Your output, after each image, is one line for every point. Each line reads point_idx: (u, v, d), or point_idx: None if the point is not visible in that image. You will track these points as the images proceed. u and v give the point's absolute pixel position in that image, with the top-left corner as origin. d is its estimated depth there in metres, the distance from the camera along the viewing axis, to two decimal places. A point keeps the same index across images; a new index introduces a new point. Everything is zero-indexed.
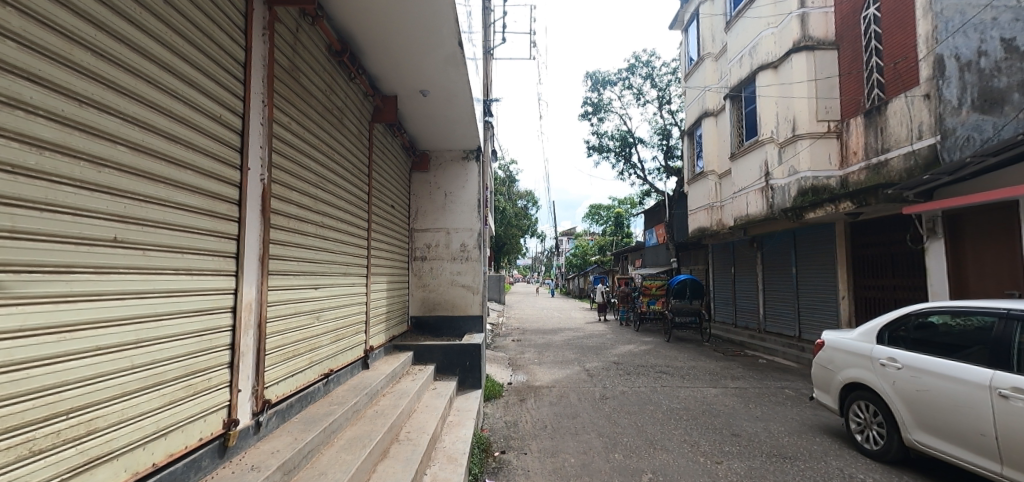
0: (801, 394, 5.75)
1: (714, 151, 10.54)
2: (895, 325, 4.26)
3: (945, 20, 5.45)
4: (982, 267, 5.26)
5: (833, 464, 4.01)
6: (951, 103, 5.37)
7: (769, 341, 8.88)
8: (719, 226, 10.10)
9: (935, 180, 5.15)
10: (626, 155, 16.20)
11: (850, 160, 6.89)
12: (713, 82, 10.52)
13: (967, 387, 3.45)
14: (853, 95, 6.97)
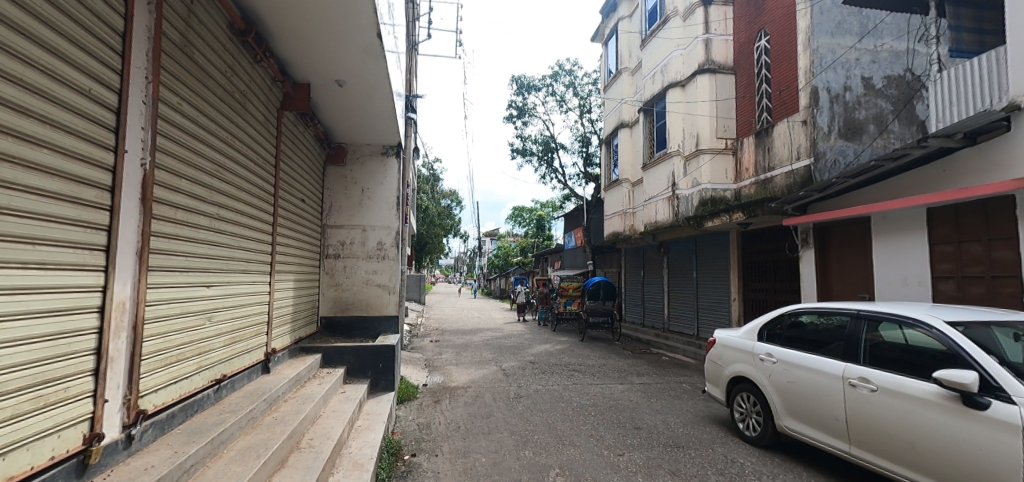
0: (696, 388, 6.25)
1: (628, 160, 11.14)
2: (772, 324, 4.77)
3: (820, 56, 6.24)
4: (842, 273, 6.05)
5: (720, 451, 4.38)
6: (823, 129, 6.12)
7: (672, 339, 9.56)
8: (631, 231, 10.70)
9: (809, 197, 5.86)
10: (548, 160, 16.67)
11: (744, 175, 7.61)
12: (630, 95, 11.14)
13: (825, 377, 3.97)
14: (746, 116, 7.70)
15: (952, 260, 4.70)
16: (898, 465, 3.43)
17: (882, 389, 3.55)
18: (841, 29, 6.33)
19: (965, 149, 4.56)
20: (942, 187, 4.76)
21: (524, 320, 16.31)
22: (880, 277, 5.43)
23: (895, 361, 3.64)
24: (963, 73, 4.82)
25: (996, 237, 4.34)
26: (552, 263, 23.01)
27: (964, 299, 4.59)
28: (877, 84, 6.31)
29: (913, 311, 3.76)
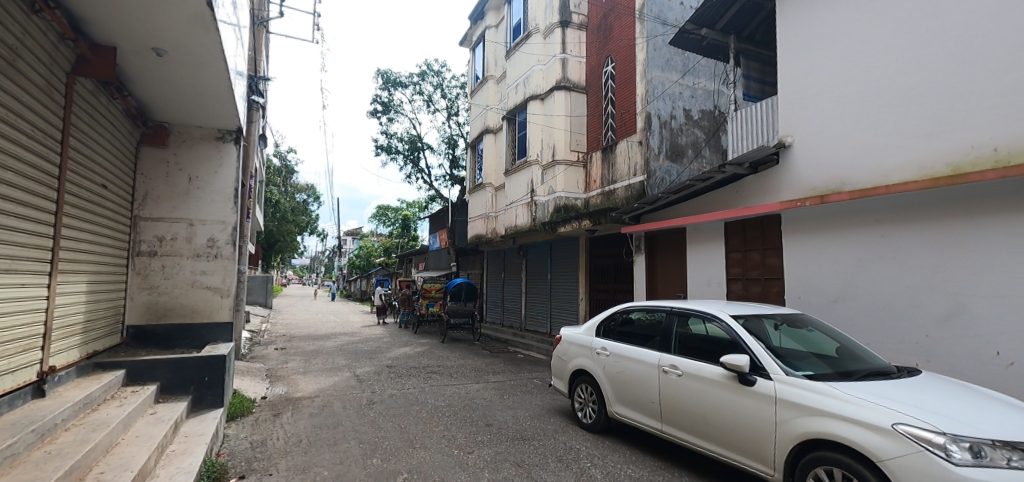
0: (545, 383, 6.69)
1: (492, 165, 11.51)
2: (607, 321, 5.33)
3: (653, 86, 7.21)
4: (665, 276, 7.01)
5: (561, 439, 4.75)
6: (654, 150, 7.06)
7: (527, 337, 10.15)
8: (493, 234, 11.06)
9: (640, 209, 6.70)
10: (415, 159, 16.45)
11: (592, 187, 8.38)
12: (494, 103, 11.55)
13: (645, 366, 4.56)
14: (595, 133, 8.50)
15: (741, 265, 5.76)
16: (695, 437, 4.09)
17: (686, 374, 4.19)
18: (669, 65, 7.39)
19: (751, 175, 5.64)
20: (735, 205, 5.81)
21: (387, 323, 15.79)
22: (691, 279, 6.41)
23: (696, 349, 4.33)
24: (751, 114, 5.95)
25: (769, 247, 5.44)
26: (417, 264, 22.67)
27: (748, 296, 5.65)
28: (695, 115, 7.56)
29: (709, 307, 4.53)
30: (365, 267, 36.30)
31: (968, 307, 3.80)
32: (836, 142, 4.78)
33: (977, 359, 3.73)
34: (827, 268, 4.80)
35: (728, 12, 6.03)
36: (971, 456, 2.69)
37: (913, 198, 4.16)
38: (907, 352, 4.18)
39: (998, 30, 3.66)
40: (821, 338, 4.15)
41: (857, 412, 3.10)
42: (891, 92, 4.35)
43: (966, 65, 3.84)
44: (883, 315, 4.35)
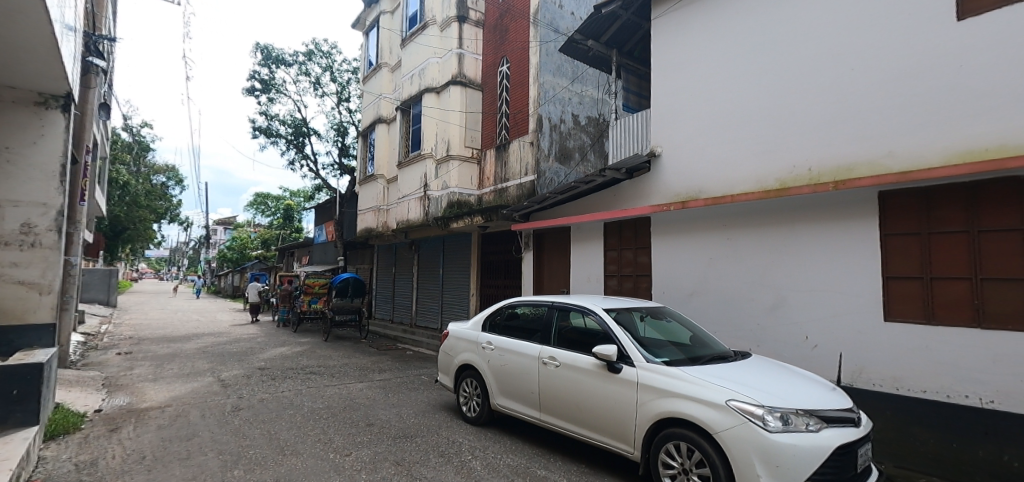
0: (431, 378, 6.66)
1: (385, 157, 11.14)
2: (493, 315, 5.45)
3: (545, 90, 7.55)
4: (549, 273, 7.34)
5: (445, 434, 4.75)
6: (544, 151, 7.39)
7: (418, 333, 10.04)
8: (383, 228, 10.74)
9: (530, 207, 6.95)
10: (299, 145, 15.33)
11: (486, 184, 8.50)
12: (387, 92, 11.21)
13: (526, 358, 4.75)
14: (489, 130, 8.64)
15: (616, 263, 6.23)
16: (569, 423, 4.36)
17: (563, 364, 4.43)
18: (560, 71, 7.78)
19: (628, 180, 6.12)
20: (613, 207, 6.29)
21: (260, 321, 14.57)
22: (573, 275, 6.79)
23: (572, 341, 4.60)
24: (629, 123, 6.48)
25: (640, 246, 5.96)
26: (300, 257, 21.18)
27: (622, 291, 6.14)
28: (582, 121, 8.05)
29: (585, 302, 4.84)
30: (243, 261, 32.85)
31: (788, 299, 4.56)
32: (696, 154, 5.40)
33: (793, 342, 4.51)
34: (685, 266, 5.42)
35: (611, 27, 6.50)
36: (781, 424, 3.22)
37: (752, 207, 4.86)
38: (743, 338, 4.88)
39: (816, 70, 4.43)
40: (676, 328, 4.66)
41: (700, 392, 3.54)
42: (738, 114, 5.03)
43: (793, 96, 4.58)
44: (726, 307, 5.03)
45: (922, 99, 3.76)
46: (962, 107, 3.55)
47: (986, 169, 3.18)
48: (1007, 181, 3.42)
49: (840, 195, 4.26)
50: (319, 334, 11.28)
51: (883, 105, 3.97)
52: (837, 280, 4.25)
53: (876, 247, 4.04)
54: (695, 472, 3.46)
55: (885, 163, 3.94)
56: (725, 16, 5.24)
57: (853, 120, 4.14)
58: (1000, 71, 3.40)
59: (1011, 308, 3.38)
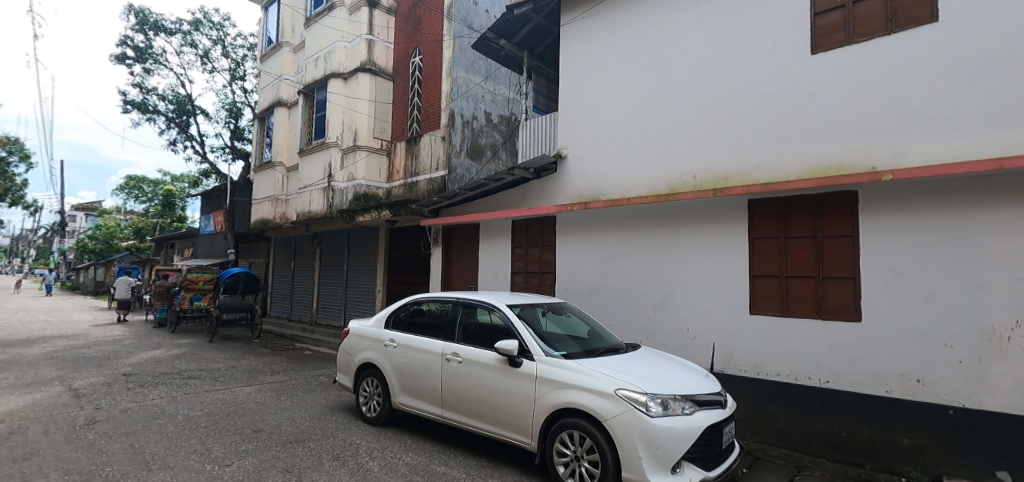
0: (330, 379, 6.38)
1: (285, 143, 10.58)
2: (397, 312, 5.30)
3: (458, 85, 7.56)
4: (456, 269, 7.29)
5: (341, 437, 4.54)
6: (456, 147, 7.38)
7: (318, 332, 9.57)
8: (282, 219, 10.16)
9: (440, 202, 6.88)
10: (183, 124, 13.81)
11: (395, 177, 8.30)
12: (290, 74, 10.57)
13: (430, 356, 4.69)
14: (399, 123, 8.43)
15: (523, 259, 6.38)
16: (470, 418, 4.39)
17: (466, 360, 4.45)
18: (473, 68, 7.84)
19: (536, 179, 6.28)
20: (521, 205, 6.43)
21: (128, 320, 12.91)
22: (481, 272, 6.85)
23: (475, 337, 4.62)
24: (538, 124, 6.66)
25: (545, 244, 6.15)
26: (182, 250, 19.05)
27: (527, 288, 6.30)
28: (494, 119, 8.20)
29: (489, 298, 4.87)
30: (113, 253, 28.68)
31: (673, 295, 4.98)
32: (598, 158, 5.69)
33: (677, 334, 4.93)
34: (586, 263, 5.70)
35: (522, 29, 6.64)
36: (661, 409, 3.50)
37: (646, 209, 5.23)
38: (634, 331, 5.24)
39: (700, 86, 4.87)
40: (575, 322, 4.88)
41: (593, 382, 3.74)
42: (635, 122, 5.38)
43: (681, 108, 4.99)
44: (621, 302, 5.37)
45: (784, 119, 4.30)
46: (813, 129, 4.13)
47: (830, 184, 3.72)
48: (845, 195, 4.07)
49: (719, 201, 4.73)
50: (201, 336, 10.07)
51: (754, 123, 4.47)
52: (714, 277, 4.73)
53: (746, 248, 4.56)
54: (586, 459, 3.68)
55: (753, 175, 4.45)
56: (625, 27, 5.55)
57: (730, 134, 4.61)
58: (841, 101, 4.01)
59: (843, 302, 4.03)
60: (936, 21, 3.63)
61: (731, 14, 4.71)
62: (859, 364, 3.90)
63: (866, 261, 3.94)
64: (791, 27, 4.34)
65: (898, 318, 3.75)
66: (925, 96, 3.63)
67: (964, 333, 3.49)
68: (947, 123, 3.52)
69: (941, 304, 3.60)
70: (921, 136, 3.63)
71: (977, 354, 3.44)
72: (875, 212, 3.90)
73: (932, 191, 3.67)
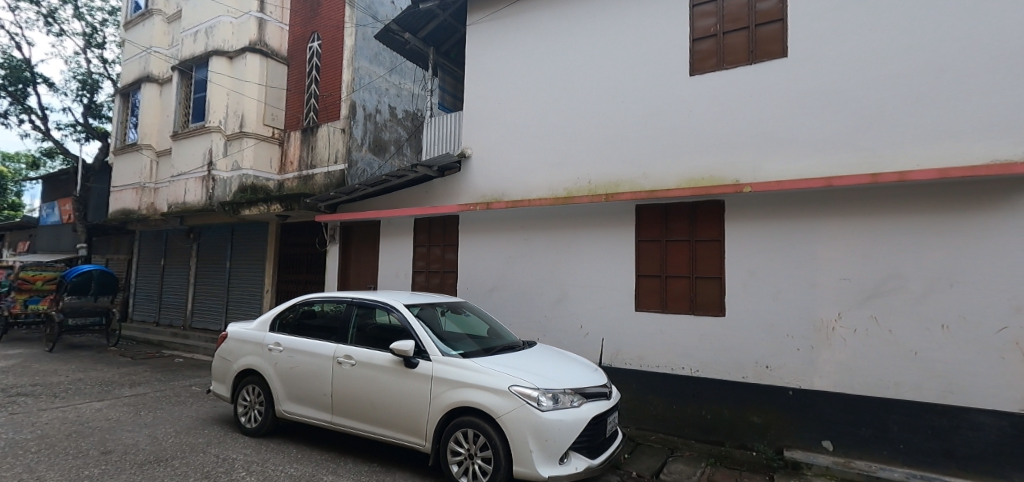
0: (204, 389, 5.80)
1: (155, 124, 9.43)
2: (284, 313, 4.93)
3: (360, 76, 7.29)
4: (355, 268, 6.98)
5: (213, 452, 4.12)
6: (357, 141, 7.14)
7: (192, 338, 8.67)
8: (149, 211, 9.05)
9: (338, 197, 6.55)
10: (18, 94, 11.65)
11: (288, 169, 7.80)
12: (162, 46, 9.51)
13: (320, 359, 4.45)
14: (294, 111, 7.93)
15: (424, 259, 6.29)
16: (362, 423, 4.24)
17: (358, 362, 4.27)
18: (376, 59, 7.65)
19: (439, 178, 6.24)
20: (423, 203, 6.34)
21: None
22: (380, 271, 6.63)
23: (370, 338, 4.44)
24: (443, 122, 6.60)
25: (448, 243, 6.12)
26: (13, 243, 15.99)
27: (428, 287, 6.22)
28: (399, 114, 8.09)
29: (386, 297, 4.70)
30: None
31: (568, 294, 5.23)
32: (501, 159, 5.78)
33: (570, 330, 5.18)
34: (486, 263, 5.78)
35: (428, 25, 6.57)
36: (552, 403, 3.63)
37: (545, 211, 5.42)
38: (531, 329, 5.42)
39: (595, 96, 5.16)
40: (474, 321, 4.91)
41: (488, 380, 3.77)
42: (537, 126, 5.55)
43: (578, 116, 5.25)
44: (519, 301, 5.52)
45: (666, 132, 4.71)
46: (690, 143, 4.58)
47: (703, 193, 4.15)
48: (715, 203, 4.56)
49: (611, 205, 5.04)
50: (38, 346, 8.51)
51: (641, 135, 4.84)
52: (604, 276, 5.04)
53: (633, 250, 4.91)
54: (479, 456, 3.71)
55: (640, 182, 4.82)
56: (528, 32, 5.71)
57: (621, 143, 4.95)
58: (713, 119, 4.49)
59: (711, 299, 4.52)
60: (785, 56, 4.23)
61: (622, 31, 5.05)
62: (723, 354, 4.39)
63: (730, 262, 4.44)
64: (674, 49, 4.75)
65: (754, 312, 4.29)
66: (777, 120, 4.20)
67: (802, 325, 4.10)
68: (793, 145, 4.12)
69: (786, 300, 4.18)
70: (774, 155, 4.19)
71: (811, 342, 4.06)
72: (738, 220, 4.43)
73: (781, 203, 4.25)
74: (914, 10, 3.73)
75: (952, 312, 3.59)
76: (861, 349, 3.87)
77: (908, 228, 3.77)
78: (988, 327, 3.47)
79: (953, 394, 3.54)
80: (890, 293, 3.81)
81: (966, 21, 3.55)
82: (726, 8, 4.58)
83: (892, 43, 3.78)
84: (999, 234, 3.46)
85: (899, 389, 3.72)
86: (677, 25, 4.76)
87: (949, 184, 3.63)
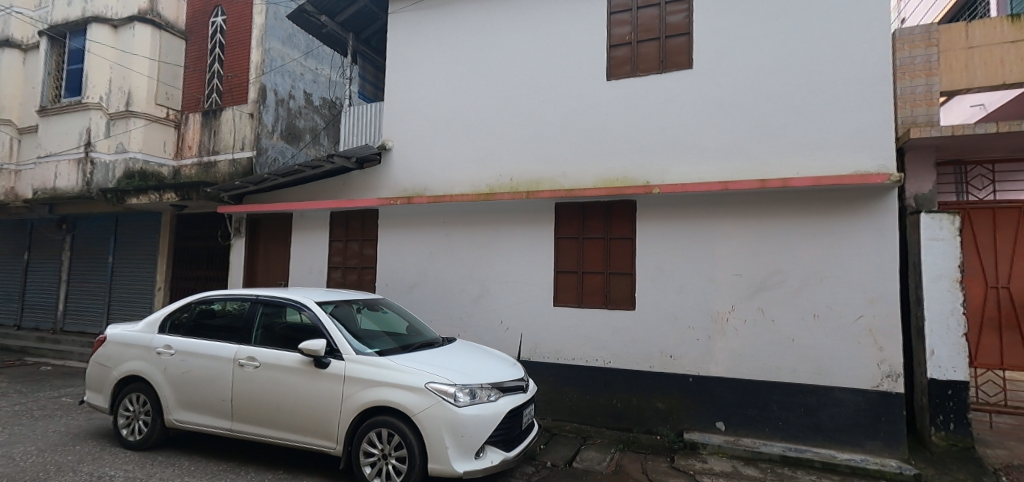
0: (77, 400, 5.14)
1: (16, 97, 8.21)
2: (176, 313, 4.50)
3: (270, 58, 6.82)
4: (264, 264, 6.54)
5: (85, 470, 3.67)
6: (267, 127, 6.71)
7: (65, 343, 7.67)
8: (8, 197, 7.83)
9: (244, 187, 6.10)
10: None
11: (185, 154, 7.22)
12: (27, 7, 8.27)
13: (218, 362, 4.11)
14: (194, 91, 7.30)
15: (341, 254, 6.03)
16: (265, 429, 3.98)
17: (262, 364, 3.99)
18: (290, 41, 7.20)
19: (358, 170, 6.00)
20: (341, 196, 6.07)
21: None
22: (292, 267, 6.26)
23: (276, 337, 4.17)
24: (363, 112, 6.35)
25: (366, 238, 5.91)
26: None
27: (345, 284, 5.97)
28: (315, 102, 7.78)
29: (295, 294, 4.43)
30: None
31: (488, 290, 5.27)
32: (423, 153, 5.68)
33: (490, 326, 5.22)
34: (406, 259, 5.67)
35: (346, 9, 6.30)
36: (469, 398, 3.62)
37: (467, 207, 5.40)
38: (452, 325, 5.39)
39: (517, 95, 5.22)
40: (392, 318, 4.78)
41: (403, 378, 3.67)
42: (460, 120, 5.51)
43: (501, 114, 5.29)
44: (440, 297, 5.47)
45: (584, 133, 4.88)
46: (605, 145, 4.79)
47: (616, 193, 4.36)
48: (627, 203, 4.81)
49: (531, 203, 5.14)
50: None
51: (561, 135, 4.98)
52: (523, 272, 5.14)
53: (551, 246, 5.05)
54: (393, 456, 3.64)
55: (559, 181, 4.97)
56: (452, 26, 5.64)
57: (541, 142, 5.07)
58: (626, 122, 4.72)
59: (622, 294, 4.77)
60: (690, 68, 4.54)
61: (544, 32, 5.16)
62: (632, 345, 4.65)
63: (639, 259, 4.71)
64: (593, 54, 4.93)
65: (660, 306, 4.59)
66: (683, 127, 4.51)
67: (701, 317, 4.45)
68: (696, 150, 4.45)
69: (688, 294, 4.51)
70: (680, 159, 4.50)
71: (709, 333, 4.42)
72: (648, 220, 4.70)
73: (685, 204, 4.57)
74: (797, 35, 4.17)
75: (822, 304, 4.08)
76: (750, 338, 4.28)
77: (791, 229, 4.21)
78: (848, 316, 3.99)
79: (822, 376, 4.04)
80: (774, 287, 4.24)
81: (837, 47, 4.04)
82: (641, 18, 4.82)
83: (779, 63, 4.21)
84: (859, 236, 4.00)
85: (780, 373, 4.17)
86: (596, 31, 4.94)
87: (822, 191, 4.11)
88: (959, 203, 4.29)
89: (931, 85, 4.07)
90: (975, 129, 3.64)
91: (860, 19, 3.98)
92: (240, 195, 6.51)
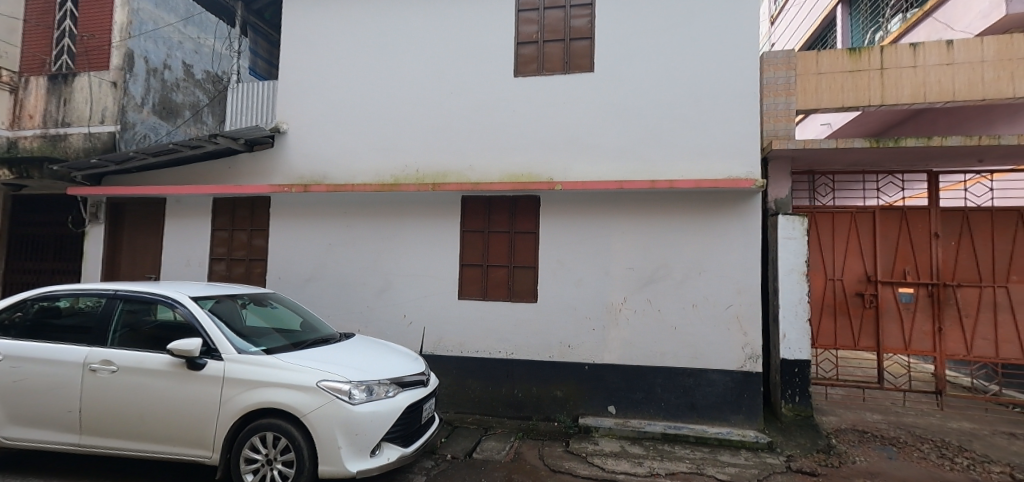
0: None
1: None
2: (6, 313, 3.82)
3: (140, 20, 6.05)
4: (129, 255, 5.79)
5: None
6: (134, 99, 5.94)
7: None
8: None
9: (104, 166, 5.33)
10: None
11: (23, 124, 6.04)
12: None
13: (63, 368, 3.55)
14: (36, 51, 6.23)
15: (226, 245, 5.51)
16: (123, 441, 3.53)
17: (121, 369, 3.51)
18: (166, 4, 6.47)
19: (246, 152, 5.51)
20: (227, 181, 5.54)
21: None
22: (166, 258, 5.61)
23: (140, 338, 3.69)
24: (253, 90, 5.84)
25: (256, 228, 5.45)
26: None
27: (230, 277, 5.47)
28: (196, 74, 7.14)
29: (163, 288, 3.94)
30: None
31: (391, 283, 5.12)
32: (324, 138, 5.35)
33: (392, 320, 5.09)
34: (300, 250, 5.32)
35: None
36: (366, 395, 3.50)
37: (370, 197, 5.19)
38: (351, 320, 5.17)
39: (423, 84, 5.12)
40: (283, 314, 4.46)
41: (291, 377, 3.43)
42: (364, 106, 5.27)
43: (407, 102, 5.15)
44: (338, 291, 5.22)
45: (490, 127, 4.92)
46: (511, 141, 4.87)
47: (520, 188, 4.45)
48: (531, 198, 4.93)
49: (437, 195, 5.07)
50: None
51: (468, 127, 4.97)
52: (427, 265, 5.07)
53: (457, 240, 5.04)
54: (279, 461, 3.42)
55: (466, 174, 4.96)
56: (356, 6, 5.36)
57: (447, 134, 5.02)
58: (531, 119, 4.84)
59: (524, 286, 4.90)
60: (592, 71, 4.76)
61: (452, 23, 5.09)
62: (534, 336, 4.81)
63: (542, 253, 4.86)
64: (501, 50, 4.97)
65: (561, 298, 4.78)
66: (584, 127, 4.72)
67: (598, 308, 4.71)
68: (595, 150, 4.68)
69: (586, 287, 4.75)
70: (581, 158, 4.70)
71: (604, 323, 4.69)
72: (551, 216, 4.86)
73: (584, 201, 4.80)
74: (683, 49, 4.55)
75: (699, 295, 4.52)
76: (639, 327, 4.62)
77: (676, 227, 4.60)
78: (720, 305, 4.47)
79: (698, 360, 4.48)
80: (660, 280, 4.61)
81: (716, 64, 4.47)
82: (547, 19, 4.95)
83: (668, 73, 4.56)
84: (730, 234, 4.48)
85: (663, 359, 4.55)
86: (505, 27, 4.98)
87: (700, 193, 4.54)
88: (810, 207, 4.97)
89: (789, 104, 4.67)
90: (821, 144, 4.24)
91: (735, 40, 4.44)
92: (97, 175, 5.71)
